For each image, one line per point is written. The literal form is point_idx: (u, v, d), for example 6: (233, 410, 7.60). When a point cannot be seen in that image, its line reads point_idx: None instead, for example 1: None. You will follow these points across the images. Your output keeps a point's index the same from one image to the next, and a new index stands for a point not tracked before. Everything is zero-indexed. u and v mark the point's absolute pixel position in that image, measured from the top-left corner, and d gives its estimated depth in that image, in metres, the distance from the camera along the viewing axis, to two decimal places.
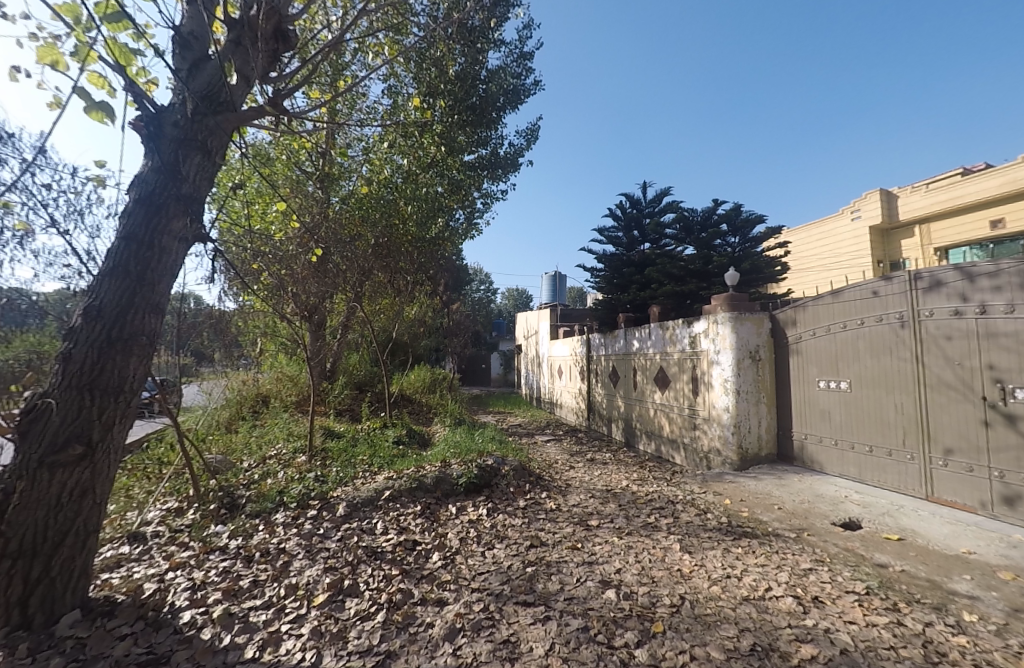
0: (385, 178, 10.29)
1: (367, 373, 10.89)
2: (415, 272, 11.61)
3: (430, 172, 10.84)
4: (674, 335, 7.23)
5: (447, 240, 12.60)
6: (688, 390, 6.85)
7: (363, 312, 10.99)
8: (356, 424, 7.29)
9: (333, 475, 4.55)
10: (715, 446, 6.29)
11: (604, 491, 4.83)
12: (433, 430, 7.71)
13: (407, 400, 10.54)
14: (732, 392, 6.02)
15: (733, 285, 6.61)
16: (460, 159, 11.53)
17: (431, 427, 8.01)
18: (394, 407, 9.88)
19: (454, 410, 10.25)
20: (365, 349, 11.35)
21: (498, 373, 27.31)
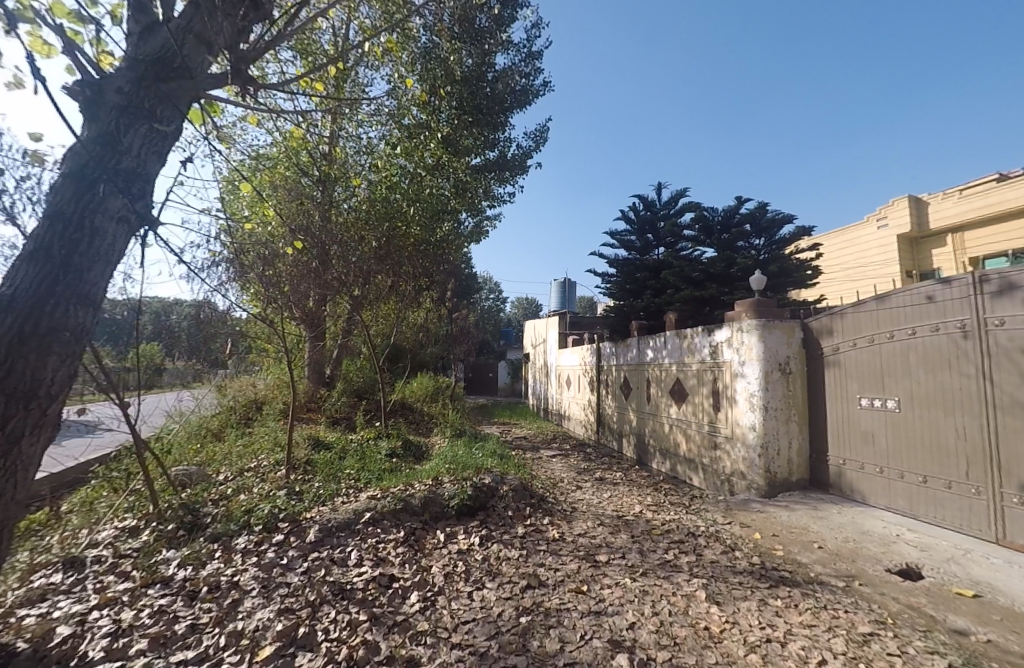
0: (390, 177, 9.92)
1: (367, 379, 10.43)
2: (420, 275, 11.18)
3: (436, 173, 10.47)
4: (692, 345, 6.66)
5: (453, 243, 12.18)
6: (708, 405, 6.25)
7: (364, 316, 10.54)
8: (350, 434, 6.81)
9: (310, 491, 4.01)
10: (738, 469, 5.69)
11: (614, 519, 4.24)
12: (431, 442, 7.18)
13: (408, 409, 10.05)
14: (759, 408, 5.43)
15: (758, 290, 6.03)
16: (466, 161, 11.15)
17: (430, 439, 7.50)
18: (393, 416, 9.41)
19: (457, 420, 9.73)
20: (367, 355, 10.90)
21: (505, 383, 26.81)
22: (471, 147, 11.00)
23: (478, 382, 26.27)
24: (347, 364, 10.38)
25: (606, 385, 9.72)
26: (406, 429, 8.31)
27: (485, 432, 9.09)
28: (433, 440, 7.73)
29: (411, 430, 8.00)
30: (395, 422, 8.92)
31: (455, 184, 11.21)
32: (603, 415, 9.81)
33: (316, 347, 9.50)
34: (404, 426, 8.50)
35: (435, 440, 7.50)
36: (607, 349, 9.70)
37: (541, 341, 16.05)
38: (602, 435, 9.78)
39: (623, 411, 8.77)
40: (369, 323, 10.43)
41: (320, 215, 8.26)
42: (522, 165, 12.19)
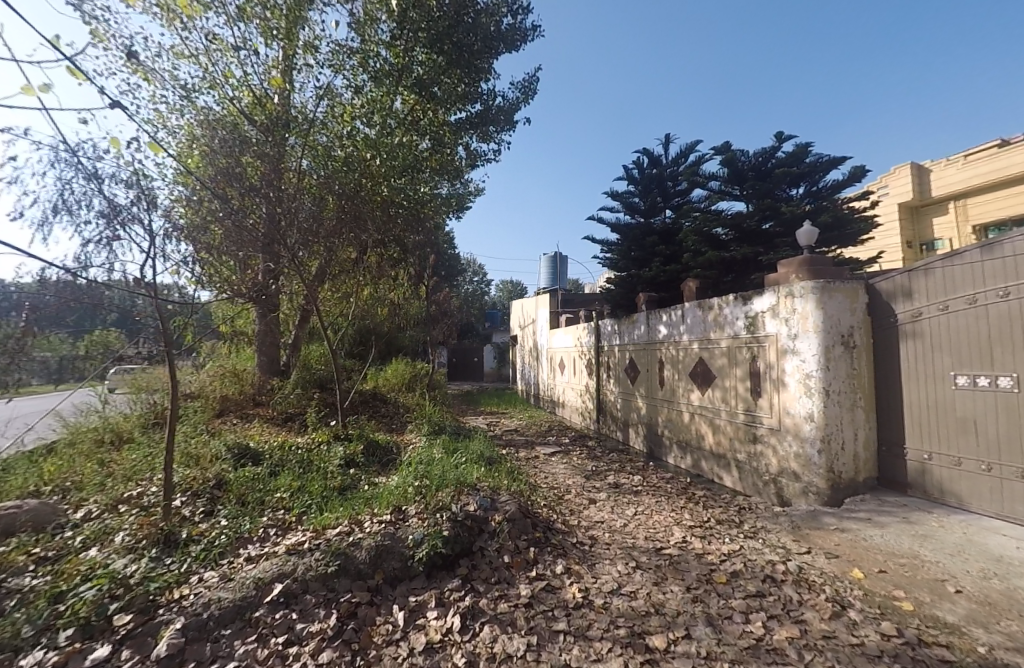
0: (353, 130, 8.41)
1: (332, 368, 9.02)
2: (397, 248, 9.72)
3: (408, 130, 9.28)
4: (720, 317, 5.43)
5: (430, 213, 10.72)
6: (745, 389, 5.05)
7: (324, 294, 9.04)
8: (299, 437, 5.47)
9: (209, 542, 2.69)
10: (789, 469, 4.52)
11: (652, 555, 3.02)
12: (405, 443, 5.89)
13: (380, 402, 8.70)
14: (820, 392, 4.23)
15: (811, 244, 4.81)
16: (442, 114, 9.70)
17: (403, 438, 6.21)
18: (361, 411, 8.05)
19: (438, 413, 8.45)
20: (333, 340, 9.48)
21: (491, 368, 25.43)
22: (448, 97, 9.48)
23: (462, 368, 24.96)
24: (307, 351, 8.94)
25: (608, 367, 8.50)
26: (376, 428, 7.00)
27: (470, 427, 7.82)
28: (408, 440, 6.43)
29: (380, 430, 6.70)
30: (362, 418, 7.57)
31: (429, 143, 9.75)
32: (604, 403, 8.63)
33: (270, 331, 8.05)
34: (373, 424, 7.19)
35: (410, 439, 6.21)
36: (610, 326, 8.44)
37: (529, 322, 14.72)
38: (604, 426, 8.59)
39: (630, 398, 7.57)
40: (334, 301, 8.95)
41: (267, 170, 6.80)
42: (508, 120, 10.73)
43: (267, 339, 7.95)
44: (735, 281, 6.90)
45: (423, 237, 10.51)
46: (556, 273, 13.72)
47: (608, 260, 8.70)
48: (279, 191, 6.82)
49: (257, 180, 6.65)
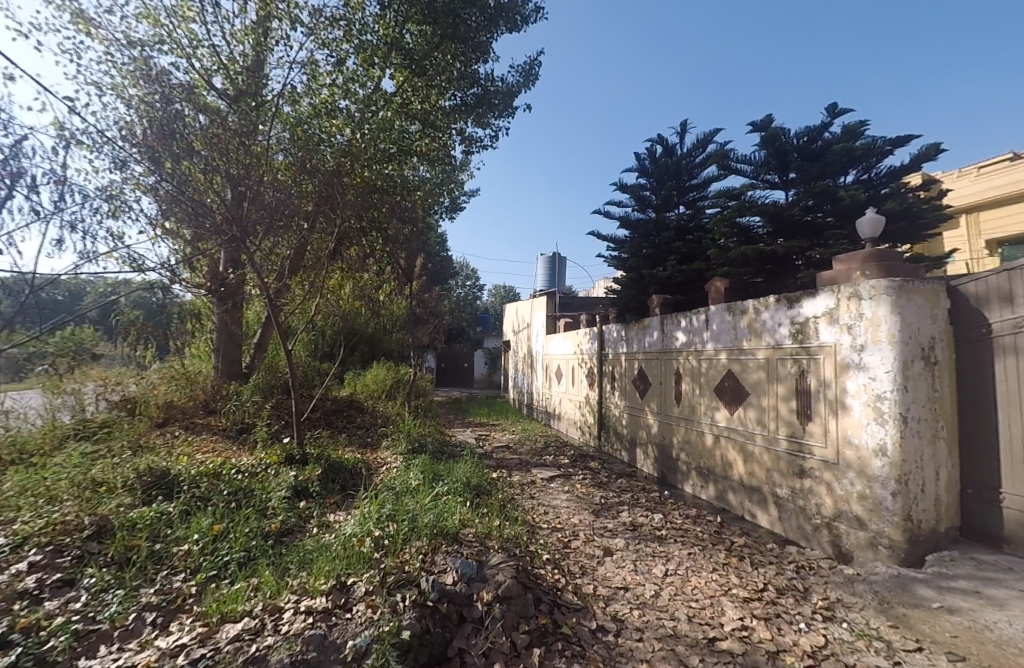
0: (335, 107, 7.52)
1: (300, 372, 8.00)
2: (382, 240, 8.79)
3: (398, 111, 8.39)
4: (757, 323, 4.58)
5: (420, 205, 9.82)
6: (789, 411, 4.19)
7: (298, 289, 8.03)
8: (242, 456, 4.43)
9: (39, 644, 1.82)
10: (850, 513, 3.65)
11: (706, 655, 2.11)
12: (375, 466, 4.88)
13: (354, 412, 7.71)
14: (896, 418, 3.37)
15: (874, 236, 3.99)
16: (435, 96, 8.83)
17: (375, 461, 5.24)
18: (328, 422, 7.05)
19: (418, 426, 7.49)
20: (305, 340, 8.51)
21: (481, 373, 24.47)
22: (443, 77, 8.61)
23: (450, 374, 23.91)
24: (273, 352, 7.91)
25: (612, 378, 7.62)
26: (344, 444, 6.03)
27: (456, 443, 6.89)
28: (380, 460, 5.47)
29: (348, 448, 5.70)
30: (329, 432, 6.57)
31: (418, 127, 8.87)
32: (607, 419, 7.73)
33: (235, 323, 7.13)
34: (339, 440, 6.21)
35: (383, 462, 5.23)
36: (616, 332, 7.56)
37: (522, 327, 13.84)
38: (606, 444, 7.69)
39: (638, 414, 6.69)
40: (308, 297, 7.98)
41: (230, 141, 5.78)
42: (508, 109, 9.91)
43: (229, 335, 6.98)
44: (762, 284, 6.04)
45: (411, 231, 9.60)
46: (553, 276, 12.85)
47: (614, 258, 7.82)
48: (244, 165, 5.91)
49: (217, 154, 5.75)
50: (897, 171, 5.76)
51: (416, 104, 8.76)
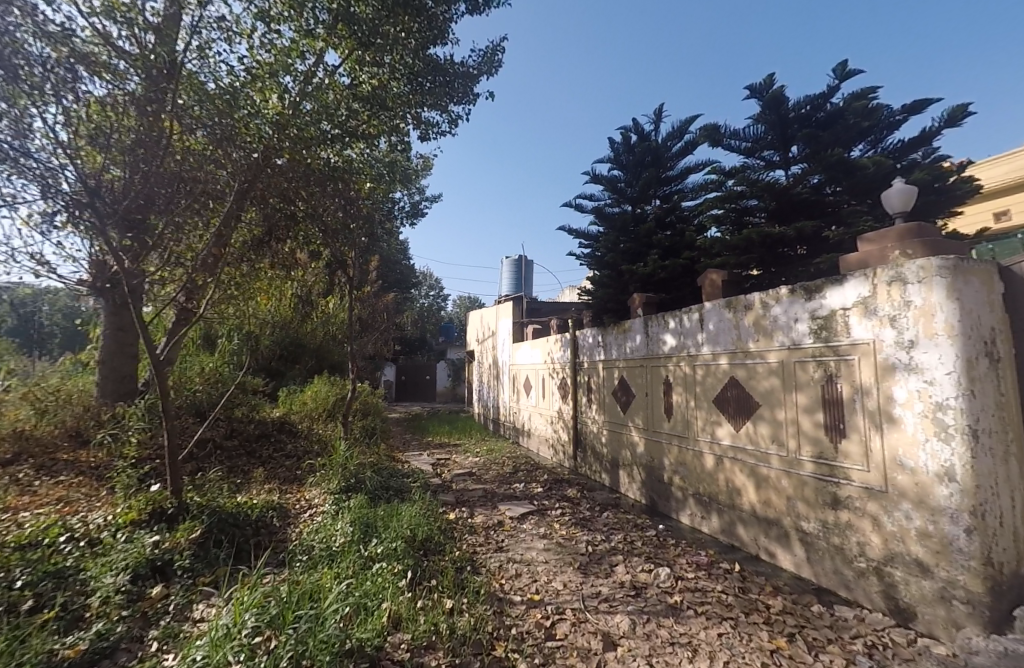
0: (271, 83, 6.55)
1: (207, 393, 7.04)
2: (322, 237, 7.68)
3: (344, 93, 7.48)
4: (766, 322, 3.79)
5: (370, 199, 8.76)
6: (815, 425, 3.38)
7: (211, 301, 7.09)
8: (91, 513, 3.51)
9: None
10: (907, 555, 2.81)
11: None
12: (286, 510, 4.17)
13: (267, 448, 6.71)
14: (965, 433, 2.54)
15: (901, 207, 3.23)
16: (385, 77, 7.89)
17: (288, 500, 4.55)
18: (232, 461, 5.98)
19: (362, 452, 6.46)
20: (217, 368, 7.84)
21: (446, 386, 23.25)
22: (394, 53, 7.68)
23: (412, 388, 22.60)
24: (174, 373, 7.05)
25: (589, 390, 6.75)
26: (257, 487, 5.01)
27: (398, 470, 5.99)
28: (308, 503, 4.52)
29: (257, 490, 4.79)
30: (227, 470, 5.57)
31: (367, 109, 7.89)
32: (585, 436, 6.82)
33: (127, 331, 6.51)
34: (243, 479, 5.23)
35: (298, 503, 4.55)
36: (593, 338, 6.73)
37: (487, 336, 12.86)
38: (584, 466, 6.77)
39: (620, 430, 5.82)
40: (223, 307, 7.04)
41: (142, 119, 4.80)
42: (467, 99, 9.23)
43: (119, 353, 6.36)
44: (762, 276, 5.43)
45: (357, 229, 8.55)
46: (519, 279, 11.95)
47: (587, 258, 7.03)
48: (151, 146, 4.93)
49: (118, 132, 4.83)
50: (909, 144, 5.22)
51: (363, 84, 7.80)
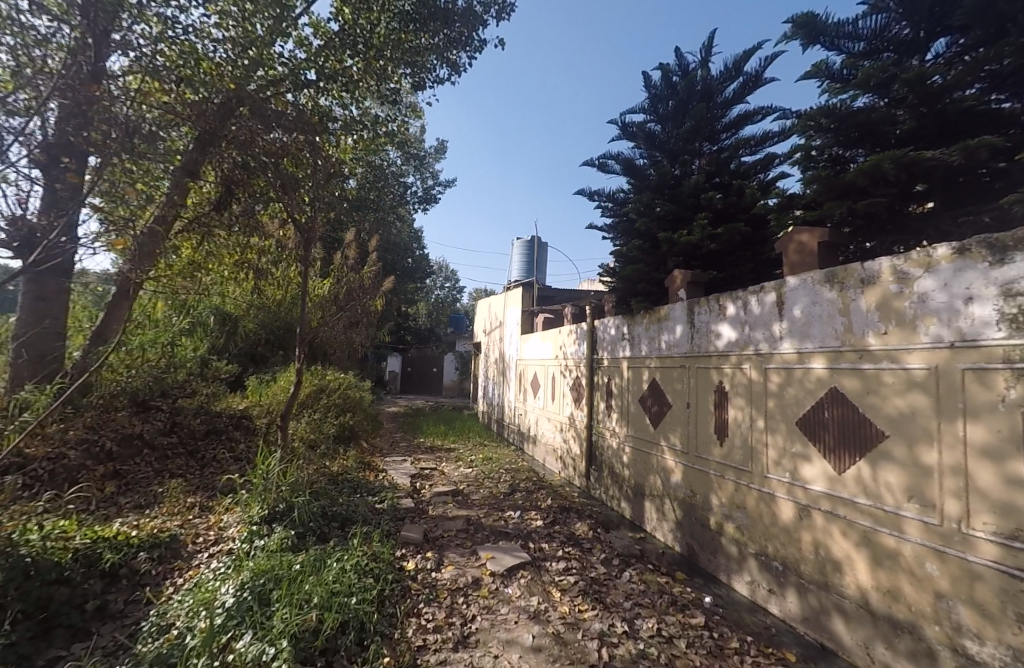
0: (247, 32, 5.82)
1: (149, 382, 6.16)
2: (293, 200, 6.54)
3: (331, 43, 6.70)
4: (905, 302, 2.35)
5: (358, 161, 7.63)
6: (1007, 485, 1.92)
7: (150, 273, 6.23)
8: None
9: None
10: None
11: None
12: (177, 550, 3.28)
13: (211, 448, 6.11)
14: None
15: None
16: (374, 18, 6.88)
17: (194, 530, 3.65)
18: (158, 463, 5.46)
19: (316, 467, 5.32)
20: (177, 353, 7.06)
21: (452, 380, 22.14)
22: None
23: (417, 380, 21.73)
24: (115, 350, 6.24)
25: (608, 395, 5.37)
26: (162, 512, 4.12)
27: (347, 484, 5.01)
28: (217, 534, 3.57)
29: (159, 516, 3.92)
30: (144, 481, 5.05)
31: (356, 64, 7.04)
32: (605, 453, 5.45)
33: (52, 301, 5.92)
34: (153, 501, 4.57)
35: (208, 534, 3.59)
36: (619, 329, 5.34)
37: (494, 326, 11.59)
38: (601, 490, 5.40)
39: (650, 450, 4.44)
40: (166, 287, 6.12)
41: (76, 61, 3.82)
42: (469, 47, 8.01)
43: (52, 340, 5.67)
44: None
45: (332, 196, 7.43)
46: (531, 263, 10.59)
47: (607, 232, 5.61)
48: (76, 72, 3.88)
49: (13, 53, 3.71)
50: None
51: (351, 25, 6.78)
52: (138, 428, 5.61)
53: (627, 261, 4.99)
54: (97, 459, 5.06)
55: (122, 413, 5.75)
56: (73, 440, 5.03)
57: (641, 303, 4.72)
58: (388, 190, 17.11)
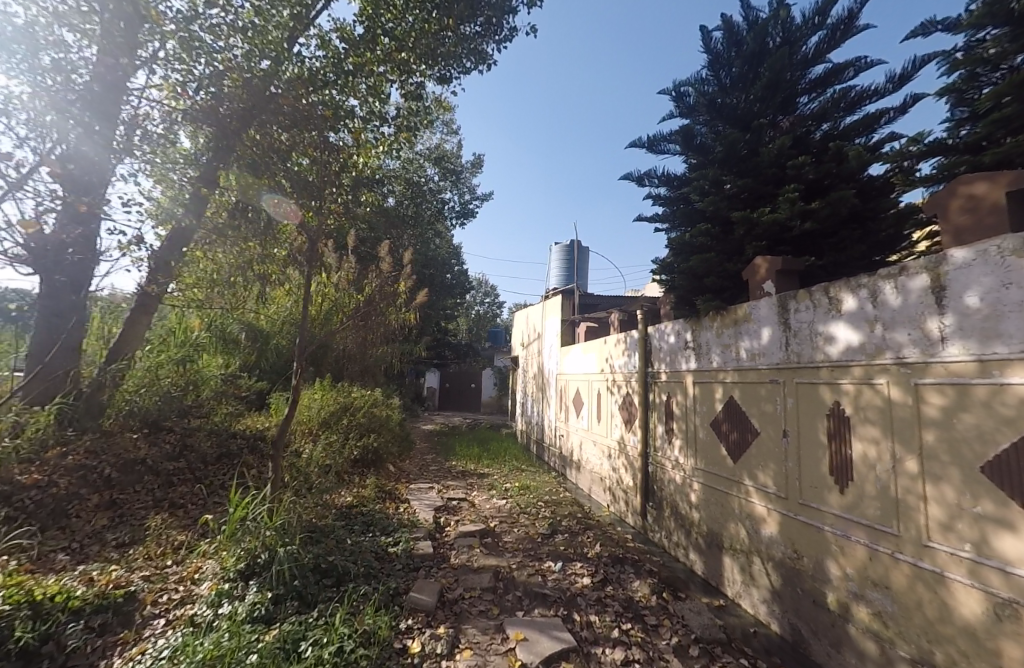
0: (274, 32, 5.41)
1: (160, 403, 5.69)
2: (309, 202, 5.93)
3: (360, 42, 6.15)
4: None
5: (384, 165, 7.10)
6: None
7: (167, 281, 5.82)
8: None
9: None
10: None
11: None
12: (126, 617, 2.76)
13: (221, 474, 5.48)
14: None
15: None
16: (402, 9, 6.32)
17: (161, 583, 3.09)
18: (161, 490, 4.89)
19: (326, 499, 4.63)
20: (206, 367, 6.72)
21: (491, 396, 21.52)
22: None
23: (454, 396, 21.34)
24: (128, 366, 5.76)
25: (670, 416, 4.38)
26: (139, 562, 3.57)
27: (356, 524, 4.23)
28: (187, 592, 2.98)
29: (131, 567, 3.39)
30: (142, 511, 4.50)
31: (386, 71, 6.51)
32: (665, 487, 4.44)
33: (60, 317, 5.47)
34: (140, 542, 3.98)
35: (177, 589, 3.05)
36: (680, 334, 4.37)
37: (533, 338, 10.75)
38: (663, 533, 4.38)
39: (732, 491, 3.41)
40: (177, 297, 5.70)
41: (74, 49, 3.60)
42: (499, 39, 7.41)
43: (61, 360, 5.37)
44: None
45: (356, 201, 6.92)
46: (571, 269, 9.71)
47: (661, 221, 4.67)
48: None
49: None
50: None
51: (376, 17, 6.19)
52: (142, 453, 5.07)
53: (690, 251, 4.03)
54: (92, 487, 4.52)
55: (130, 436, 5.29)
56: (69, 468, 4.55)
57: (712, 302, 3.75)
58: (423, 206, 16.81)
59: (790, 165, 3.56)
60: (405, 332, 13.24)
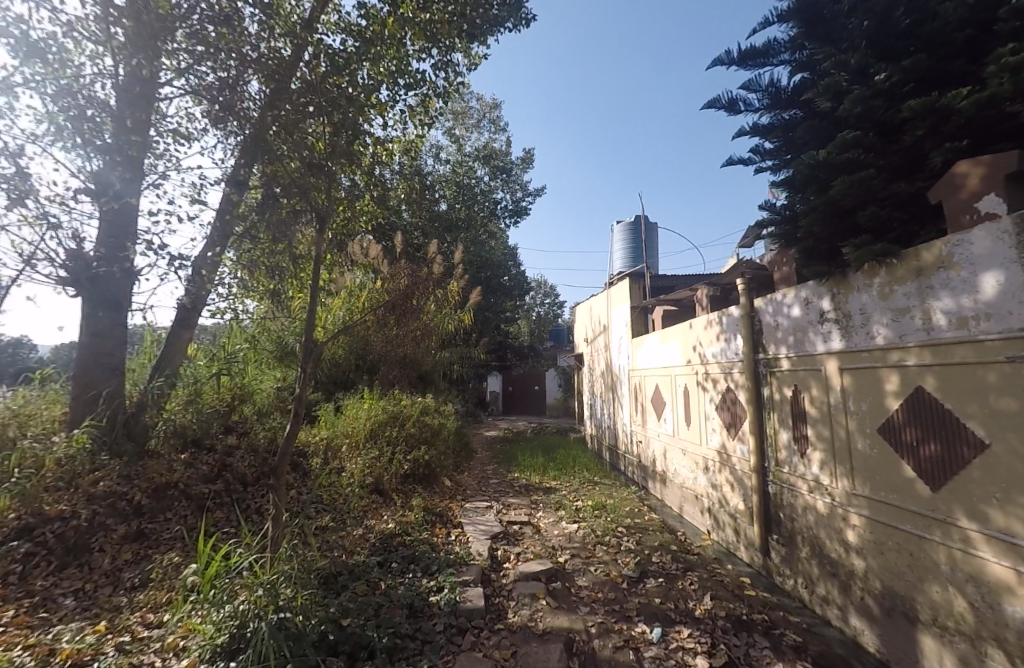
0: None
1: (200, 420, 4.78)
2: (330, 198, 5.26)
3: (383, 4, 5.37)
4: None
5: (421, 147, 6.32)
6: None
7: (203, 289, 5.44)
8: None
9: None
10: None
11: None
12: None
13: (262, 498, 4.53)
14: None
15: None
16: None
17: (137, 655, 2.25)
18: (195, 519, 3.99)
19: (362, 530, 3.85)
20: (252, 376, 6.29)
21: (556, 398, 20.50)
22: None
23: (519, 400, 20.56)
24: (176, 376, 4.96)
25: (808, 419, 3.15)
26: (143, 612, 2.80)
27: (392, 563, 3.34)
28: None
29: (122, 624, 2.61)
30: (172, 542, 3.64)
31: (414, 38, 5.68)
32: (804, 517, 3.19)
33: (102, 332, 4.67)
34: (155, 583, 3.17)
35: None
36: (813, 304, 3.11)
37: (599, 331, 9.59)
38: (809, 582, 3.13)
39: (943, 537, 2.20)
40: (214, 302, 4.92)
41: None
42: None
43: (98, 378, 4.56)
44: None
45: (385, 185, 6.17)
46: (638, 250, 8.42)
47: (766, 154, 3.42)
48: None
49: None
50: None
51: None
52: (177, 474, 4.20)
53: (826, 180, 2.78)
54: (121, 517, 3.72)
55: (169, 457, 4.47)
56: (95, 495, 3.74)
57: (870, 247, 2.49)
58: (476, 207, 16.12)
59: (1005, 9, 2.07)
60: (461, 334, 12.54)
